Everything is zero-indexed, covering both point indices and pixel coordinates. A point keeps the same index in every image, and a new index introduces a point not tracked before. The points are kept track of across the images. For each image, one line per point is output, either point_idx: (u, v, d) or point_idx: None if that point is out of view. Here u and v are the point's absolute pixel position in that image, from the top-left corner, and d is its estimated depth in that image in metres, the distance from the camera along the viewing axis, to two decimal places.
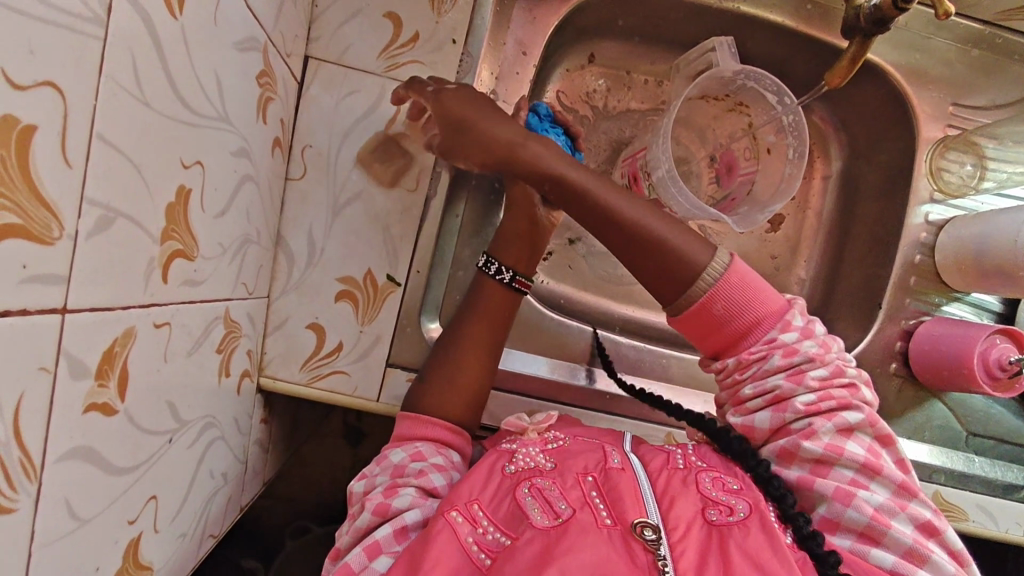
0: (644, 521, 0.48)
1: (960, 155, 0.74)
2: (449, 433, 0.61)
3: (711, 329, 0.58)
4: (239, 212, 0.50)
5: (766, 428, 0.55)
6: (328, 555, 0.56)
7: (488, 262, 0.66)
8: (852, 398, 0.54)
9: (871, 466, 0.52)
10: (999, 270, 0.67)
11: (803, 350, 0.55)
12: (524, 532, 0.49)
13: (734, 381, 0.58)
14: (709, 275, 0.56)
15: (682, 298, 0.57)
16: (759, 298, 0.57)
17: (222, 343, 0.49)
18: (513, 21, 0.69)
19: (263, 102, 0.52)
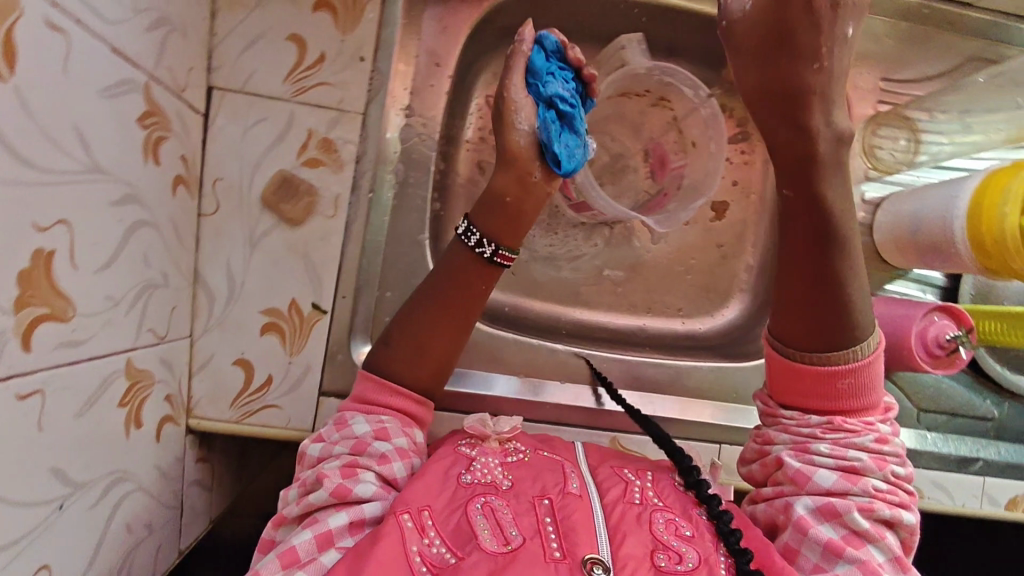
0: (594, 556, 0.48)
1: (893, 130, 0.73)
2: (414, 402, 0.61)
3: (813, 391, 0.55)
4: (133, 260, 0.49)
5: (821, 485, 0.52)
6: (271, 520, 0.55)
7: (468, 230, 0.62)
8: (910, 503, 0.53)
9: (899, 562, 0.50)
10: (934, 249, 0.65)
11: (893, 444, 0.54)
12: (471, 553, 0.49)
13: (811, 436, 0.54)
14: (856, 351, 0.53)
15: (814, 356, 0.54)
16: (878, 389, 0.55)
17: (125, 397, 0.50)
18: (423, 30, 0.69)
19: (154, 143, 0.51)
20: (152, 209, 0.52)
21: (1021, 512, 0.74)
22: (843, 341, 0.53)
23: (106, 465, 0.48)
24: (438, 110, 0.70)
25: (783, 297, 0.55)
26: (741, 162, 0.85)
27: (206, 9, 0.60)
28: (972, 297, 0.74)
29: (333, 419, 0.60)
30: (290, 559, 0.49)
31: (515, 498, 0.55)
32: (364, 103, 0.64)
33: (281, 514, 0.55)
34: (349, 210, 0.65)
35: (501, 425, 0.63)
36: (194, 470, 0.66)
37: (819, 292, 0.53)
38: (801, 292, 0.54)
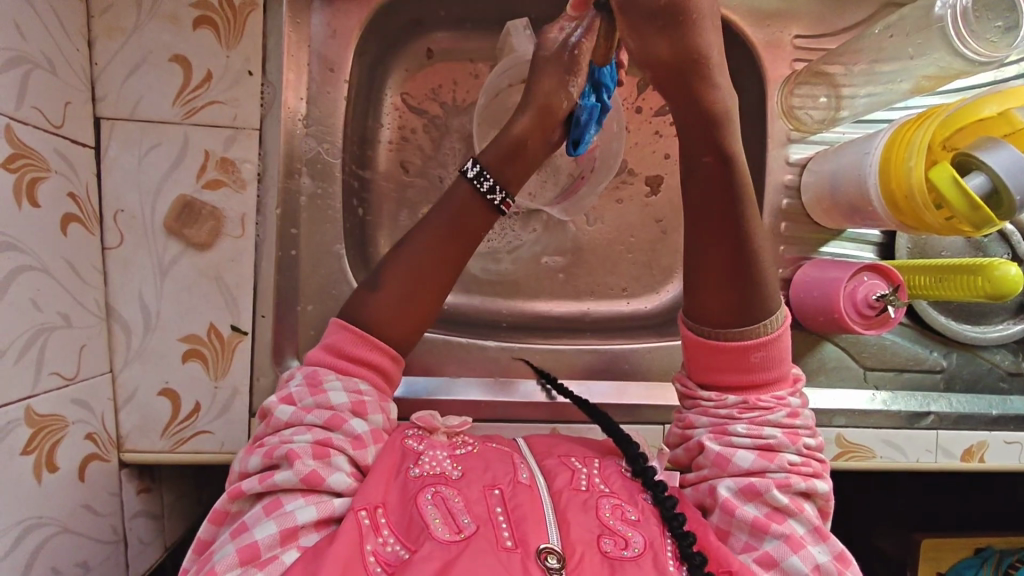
0: (549, 547, 0.44)
1: (810, 88, 0.71)
2: (388, 359, 0.55)
3: (729, 367, 0.52)
4: (17, 307, 0.49)
5: (741, 467, 0.50)
6: (226, 491, 0.49)
7: (479, 174, 0.58)
8: (823, 471, 0.52)
9: (820, 532, 0.49)
10: (852, 208, 0.66)
11: (805, 416, 0.53)
12: (424, 545, 0.44)
13: (729, 415, 0.52)
14: (765, 325, 0.51)
15: (729, 333, 0.52)
16: (787, 360, 0.53)
17: (29, 444, 0.51)
18: (313, 37, 0.67)
19: (27, 185, 0.51)
20: (37, 252, 0.51)
21: (976, 461, 0.73)
22: (753, 313, 0.51)
23: (12, 514, 0.49)
24: (337, 119, 0.70)
25: (697, 271, 0.52)
26: (672, 133, 0.81)
27: (79, 40, 0.58)
28: (909, 252, 0.72)
29: (305, 376, 0.53)
30: (250, 554, 0.44)
31: (467, 487, 0.49)
32: (259, 117, 0.63)
33: (239, 485, 0.49)
34: (258, 227, 0.63)
35: (452, 419, 0.57)
36: (136, 502, 0.65)
37: (723, 263, 0.50)
38: (708, 262, 0.51)
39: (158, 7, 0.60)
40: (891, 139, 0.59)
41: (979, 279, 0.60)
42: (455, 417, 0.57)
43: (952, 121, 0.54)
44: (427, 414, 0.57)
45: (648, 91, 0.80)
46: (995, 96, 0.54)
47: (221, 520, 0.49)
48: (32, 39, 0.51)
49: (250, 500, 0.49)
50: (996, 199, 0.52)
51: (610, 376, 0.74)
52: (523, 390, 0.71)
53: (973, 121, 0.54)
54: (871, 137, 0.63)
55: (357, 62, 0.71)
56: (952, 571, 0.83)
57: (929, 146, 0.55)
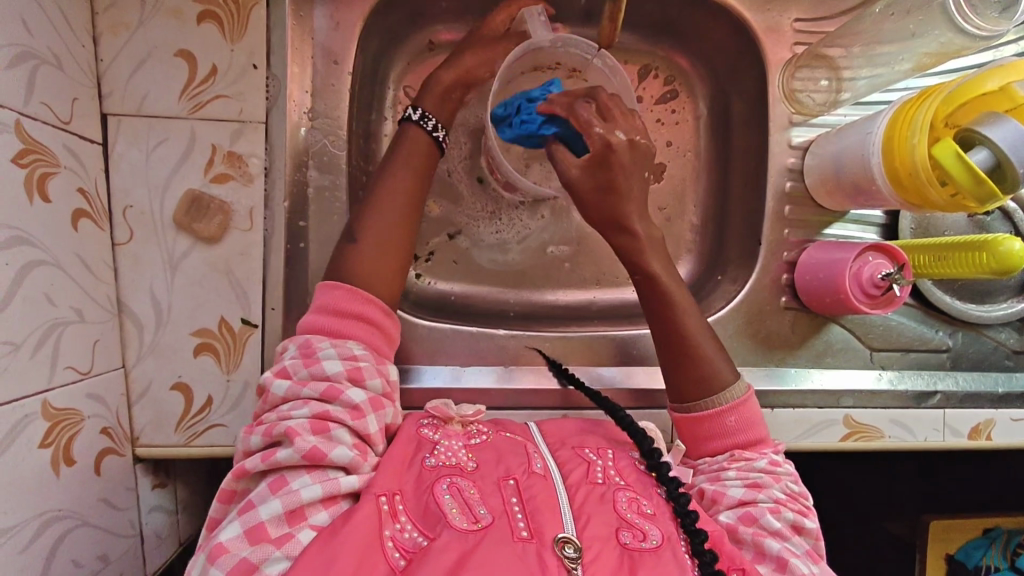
0: (566, 536, 0.44)
1: (811, 71, 0.72)
2: (382, 313, 0.56)
3: (711, 434, 0.59)
4: (31, 301, 0.50)
5: (735, 498, 0.54)
6: (231, 471, 0.48)
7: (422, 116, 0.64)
8: (811, 511, 0.55)
9: (813, 556, 0.51)
10: (855, 187, 0.67)
11: (786, 466, 0.57)
12: (442, 534, 0.44)
13: (719, 467, 0.57)
14: (730, 394, 0.59)
15: (701, 403, 0.59)
16: (761, 421, 0.60)
17: (46, 437, 0.51)
18: (317, 30, 0.67)
19: (38, 180, 0.51)
20: (49, 247, 0.52)
21: (984, 439, 0.73)
22: (715, 384, 0.59)
23: (31, 507, 0.49)
24: (342, 111, 0.70)
25: (666, 357, 0.61)
26: (673, 121, 0.80)
27: (85, 36, 0.58)
28: (913, 232, 0.73)
29: (299, 346, 0.53)
30: (260, 533, 0.43)
31: (482, 479, 0.49)
32: (264, 111, 0.63)
33: (242, 463, 0.48)
34: (266, 220, 0.64)
35: (466, 408, 0.58)
36: (152, 497, 0.65)
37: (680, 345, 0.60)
38: (669, 348, 0.61)
39: (161, 3, 0.61)
40: (894, 118, 0.59)
41: (984, 256, 0.61)
42: (470, 406, 0.58)
43: (955, 97, 0.55)
44: (441, 403, 0.58)
45: (648, 79, 0.80)
46: (996, 71, 0.54)
47: (228, 500, 0.49)
48: (39, 35, 0.52)
49: (255, 479, 0.48)
50: (999, 173, 0.53)
51: (618, 362, 0.75)
52: (533, 376, 0.71)
53: (975, 96, 0.54)
54: (873, 117, 0.63)
55: (361, 55, 0.71)
56: (961, 551, 0.85)
57: (931, 123, 0.56)
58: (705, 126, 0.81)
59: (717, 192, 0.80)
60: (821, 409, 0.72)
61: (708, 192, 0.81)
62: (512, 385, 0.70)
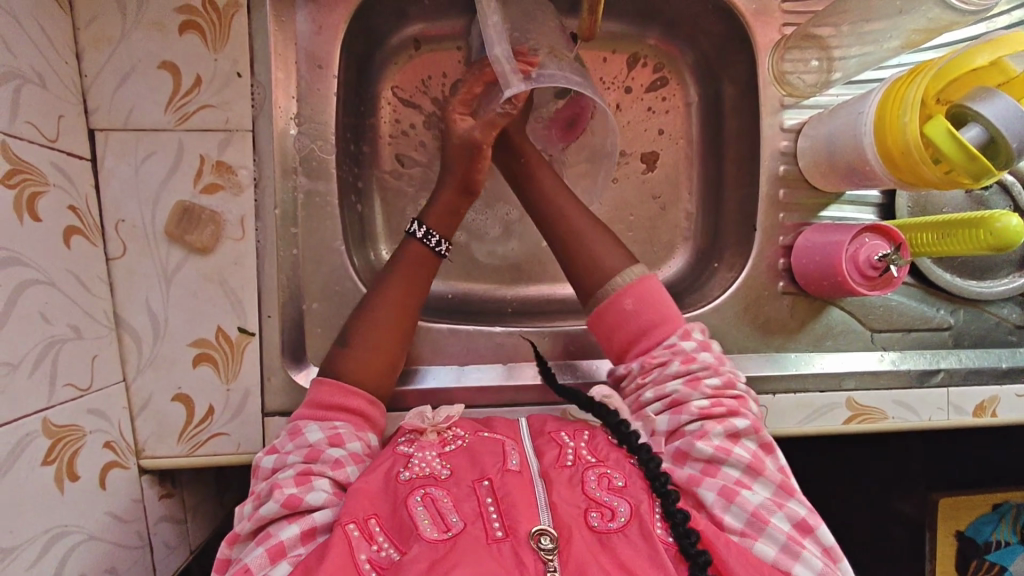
0: (541, 528, 0.44)
1: (802, 52, 0.71)
2: (368, 404, 0.58)
3: (614, 325, 0.61)
4: (25, 321, 0.50)
5: (664, 431, 0.55)
6: (224, 539, 0.51)
7: (427, 234, 0.64)
8: (738, 409, 0.55)
9: (753, 462, 0.52)
10: (850, 168, 0.66)
11: (699, 359, 0.58)
12: (413, 547, 0.44)
13: (637, 386, 0.59)
14: (624, 277, 0.62)
15: (599, 295, 0.62)
16: (663, 305, 0.61)
17: (48, 455, 0.52)
18: (299, 34, 0.67)
19: (27, 198, 0.51)
20: (42, 265, 0.52)
21: (989, 416, 0.73)
22: (609, 278, 0.62)
23: (37, 524, 0.50)
24: (328, 115, 0.69)
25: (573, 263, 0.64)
26: (665, 109, 0.80)
27: (68, 54, 0.58)
28: (910, 210, 0.72)
29: (287, 430, 0.57)
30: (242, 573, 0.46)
31: (456, 485, 0.49)
32: (251, 119, 0.63)
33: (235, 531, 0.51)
34: (257, 228, 0.64)
35: (441, 413, 0.57)
36: (160, 507, 0.66)
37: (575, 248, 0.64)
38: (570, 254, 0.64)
39: (142, 14, 0.60)
40: (883, 101, 0.59)
41: (982, 232, 0.60)
42: (446, 410, 0.57)
43: (945, 73, 0.54)
44: (418, 412, 0.58)
45: (636, 68, 0.79)
46: (988, 44, 0.53)
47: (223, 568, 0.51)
48: (22, 55, 0.52)
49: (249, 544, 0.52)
50: (993, 147, 0.52)
51: None
52: (534, 373, 0.71)
53: (966, 71, 0.53)
54: (864, 97, 0.63)
55: (345, 58, 0.70)
56: (970, 528, 0.85)
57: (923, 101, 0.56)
58: (697, 113, 0.80)
59: (711, 179, 0.80)
60: (823, 393, 0.71)
61: (701, 180, 0.80)
62: (511, 381, 0.70)
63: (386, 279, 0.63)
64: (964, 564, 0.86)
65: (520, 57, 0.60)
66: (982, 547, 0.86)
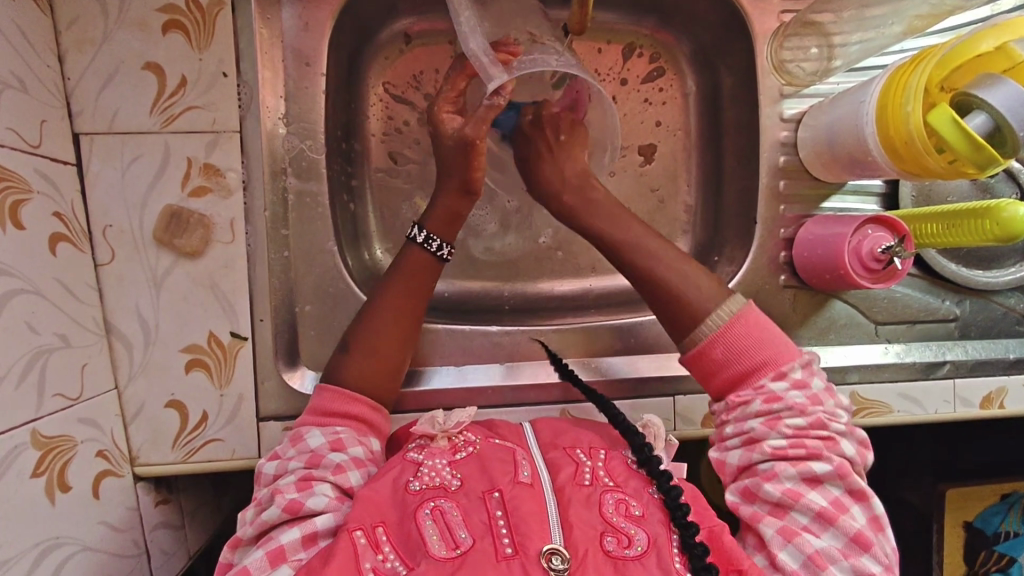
0: (552, 547, 0.43)
1: (801, 40, 0.69)
2: (371, 409, 0.58)
3: (710, 370, 0.57)
4: (11, 332, 0.49)
5: (734, 465, 0.55)
6: (227, 543, 0.51)
7: (427, 238, 0.62)
8: (824, 452, 0.52)
9: (829, 513, 0.50)
10: (851, 159, 0.65)
11: (787, 399, 0.54)
12: (420, 564, 0.43)
13: (721, 421, 0.56)
14: (720, 315, 0.57)
15: (694, 336, 0.58)
16: (764, 343, 0.56)
17: (39, 466, 0.51)
18: (285, 32, 0.65)
19: (10, 207, 0.50)
20: (26, 274, 0.51)
21: (996, 408, 0.72)
22: (703, 312, 0.58)
23: (28, 536, 0.49)
24: (318, 114, 0.68)
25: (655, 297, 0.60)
26: (662, 100, 0.78)
27: (50, 56, 0.57)
28: (914, 200, 0.71)
29: (291, 436, 0.56)
30: None
31: (466, 497, 0.48)
32: (238, 120, 0.62)
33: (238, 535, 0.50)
34: (247, 231, 0.63)
35: (451, 419, 0.56)
36: (156, 514, 0.65)
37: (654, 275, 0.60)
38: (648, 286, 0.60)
39: (124, 14, 0.59)
40: (887, 86, 0.58)
41: (986, 223, 0.59)
42: (458, 414, 0.57)
43: (948, 61, 0.53)
44: (429, 417, 0.57)
45: (633, 58, 0.77)
46: (992, 30, 0.52)
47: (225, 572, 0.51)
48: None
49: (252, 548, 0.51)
50: (999, 136, 0.51)
51: (618, 352, 0.73)
52: (532, 373, 0.70)
53: (970, 58, 0.52)
54: (866, 85, 0.61)
55: (334, 56, 0.69)
56: (978, 519, 0.85)
57: (926, 89, 0.54)
58: (695, 104, 0.79)
59: (710, 171, 0.78)
60: None
61: (700, 172, 0.79)
62: (509, 381, 0.69)
63: (387, 282, 0.62)
64: (972, 556, 0.85)
65: (501, 47, 0.55)
66: (991, 539, 0.85)
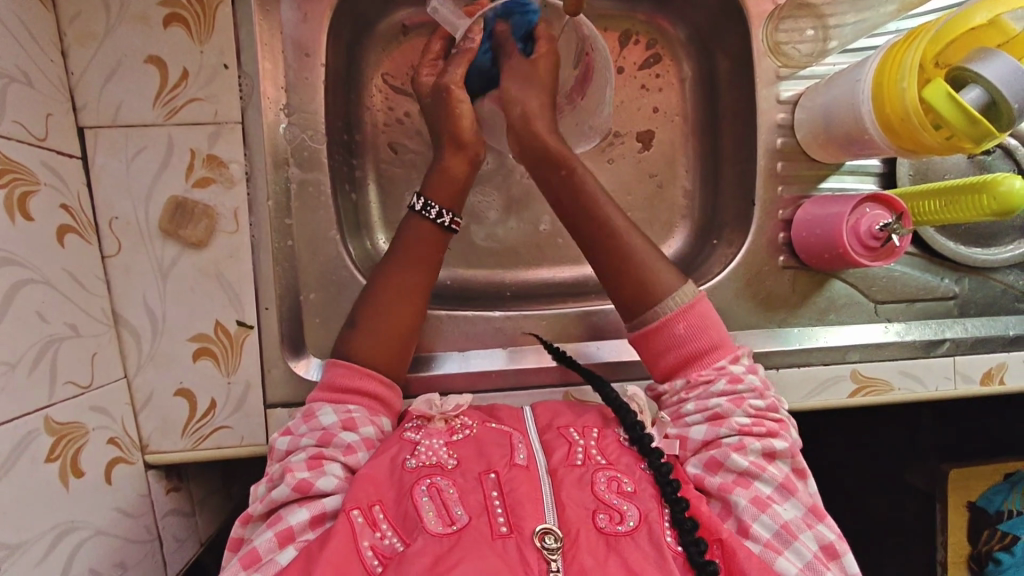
0: (546, 527, 0.44)
1: (796, 22, 0.69)
2: (383, 385, 0.59)
3: (663, 348, 0.59)
4: (22, 321, 0.50)
5: (699, 440, 0.54)
6: (238, 518, 0.52)
7: (426, 205, 0.63)
8: (780, 430, 0.54)
9: (788, 487, 0.51)
10: (850, 137, 0.65)
11: (746, 380, 0.56)
12: (418, 539, 0.44)
13: (679, 399, 0.58)
14: (675, 300, 0.59)
15: (648, 316, 0.60)
16: (715, 327, 0.59)
17: (52, 452, 0.52)
18: (284, 24, 0.66)
19: (17, 198, 0.51)
20: (36, 265, 0.52)
21: (996, 384, 0.72)
22: (657, 294, 0.59)
23: (43, 520, 0.50)
24: (318, 104, 0.69)
25: (613, 279, 0.61)
26: (659, 86, 0.79)
27: (53, 51, 0.58)
28: (911, 178, 0.71)
29: (303, 412, 0.57)
30: (250, 559, 0.47)
31: (463, 476, 0.49)
32: (239, 111, 0.62)
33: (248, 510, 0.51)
34: (251, 221, 0.63)
35: (449, 402, 0.57)
36: (167, 501, 0.66)
37: (597, 244, 0.62)
38: (599, 264, 0.62)
39: (126, 9, 0.60)
40: (882, 63, 0.58)
41: (984, 197, 0.59)
42: (455, 399, 0.57)
43: (941, 36, 0.54)
44: (425, 399, 0.57)
45: (629, 45, 0.78)
46: (983, 3, 0.53)
47: (236, 547, 0.52)
48: (5, 53, 0.51)
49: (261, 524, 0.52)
50: (996, 110, 0.51)
51: (620, 335, 0.74)
52: (534, 357, 0.71)
53: (963, 32, 0.53)
54: (862, 64, 0.62)
55: (333, 47, 0.70)
56: (982, 498, 0.83)
57: (921, 64, 0.55)
58: (691, 88, 0.79)
59: (708, 155, 0.79)
60: (827, 366, 0.71)
61: (698, 157, 0.79)
62: (512, 365, 0.70)
63: (399, 250, 0.63)
64: (975, 534, 0.83)
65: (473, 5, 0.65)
66: (994, 517, 0.83)
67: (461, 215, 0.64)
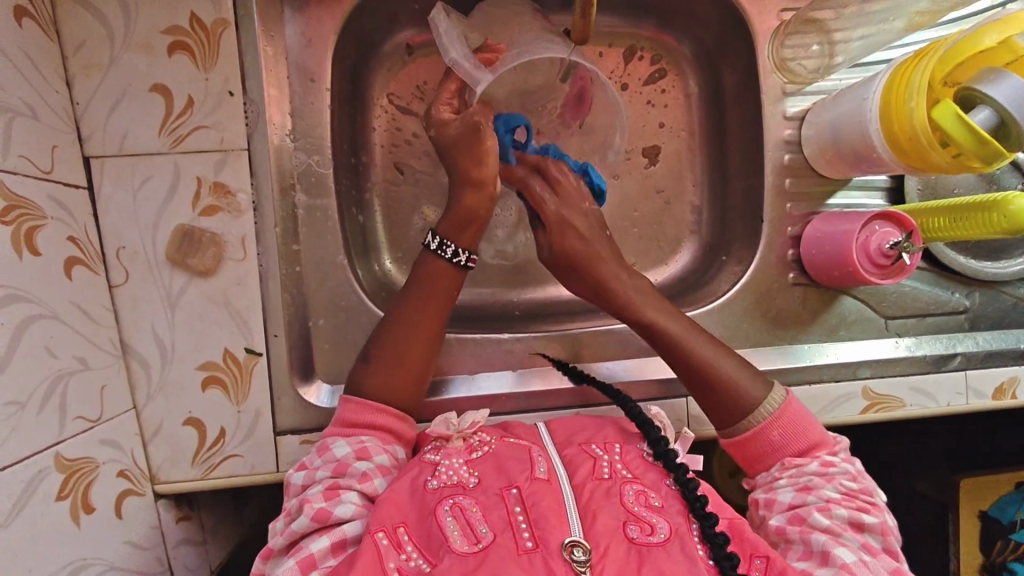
0: (574, 539, 0.43)
1: (803, 37, 0.69)
2: (396, 418, 0.58)
3: (761, 453, 0.58)
4: (30, 359, 0.50)
5: (784, 502, 0.54)
6: (259, 554, 0.51)
7: (443, 244, 0.62)
8: (874, 510, 0.53)
9: (874, 552, 0.50)
10: (858, 157, 0.65)
11: (841, 464, 0.55)
12: (444, 560, 0.44)
13: (771, 477, 0.57)
14: (765, 408, 0.58)
15: (743, 425, 0.58)
16: (811, 427, 0.58)
17: (63, 488, 0.52)
18: (289, 49, 0.66)
19: (25, 233, 0.51)
20: (44, 299, 0.52)
21: (1009, 398, 0.72)
22: (748, 406, 0.58)
23: (56, 557, 0.50)
24: (324, 128, 0.68)
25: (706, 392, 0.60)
26: (664, 102, 0.78)
27: (59, 82, 0.58)
28: (920, 194, 0.71)
29: (317, 447, 0.56)
30: None
31: (484, 493, 0.49)
32: (246, 138, 0.62)
33: (269, 545, 0.51)
34: (259, 250, 0.63)
35: (466, 420, 0.57)
36: (178, 530, 0.66)
37: (681, 355, 0.60)
38: (688, 376, 0.60)
39: (130, 37, 0.59)
40: (890, 80, 0.58)
41: (994, 216, 0.59)
42: (470, 416, 0.57)
43: (951, 56, 0.53)
44: (442, 420, 0.57)
45: (633, 61, 0.77)
46: (993, 24, 0.52)
47: None
48: (11, 87, 0.51)
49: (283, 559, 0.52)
50: (1004, 130, 0.51)
51: (629, 354, 0.73)
52: (544, 379, 0.70)
53: (973, 53, 0.52)
54: (868, 82, 0.62)
55: (338, 70, 0.69)
56: (994, 508, 0.82)
57: (930, 84, 0.55)
58: (697, 104, 0.79)
59: (715, 171, 0.78)
60: (839, 383, 0.70)
61: (704, 173, 0.79)
62: (521, 387, 0.70)
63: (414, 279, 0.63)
64: (988, 546, 0.83)
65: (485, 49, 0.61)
66: (1007, 528, 0.82)
67: (476, 252, 0.64)
